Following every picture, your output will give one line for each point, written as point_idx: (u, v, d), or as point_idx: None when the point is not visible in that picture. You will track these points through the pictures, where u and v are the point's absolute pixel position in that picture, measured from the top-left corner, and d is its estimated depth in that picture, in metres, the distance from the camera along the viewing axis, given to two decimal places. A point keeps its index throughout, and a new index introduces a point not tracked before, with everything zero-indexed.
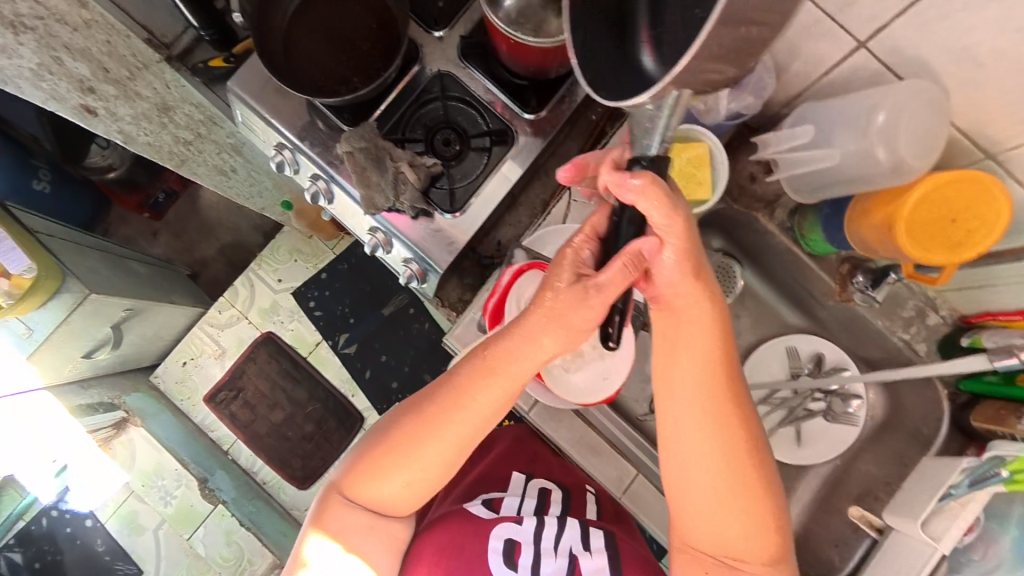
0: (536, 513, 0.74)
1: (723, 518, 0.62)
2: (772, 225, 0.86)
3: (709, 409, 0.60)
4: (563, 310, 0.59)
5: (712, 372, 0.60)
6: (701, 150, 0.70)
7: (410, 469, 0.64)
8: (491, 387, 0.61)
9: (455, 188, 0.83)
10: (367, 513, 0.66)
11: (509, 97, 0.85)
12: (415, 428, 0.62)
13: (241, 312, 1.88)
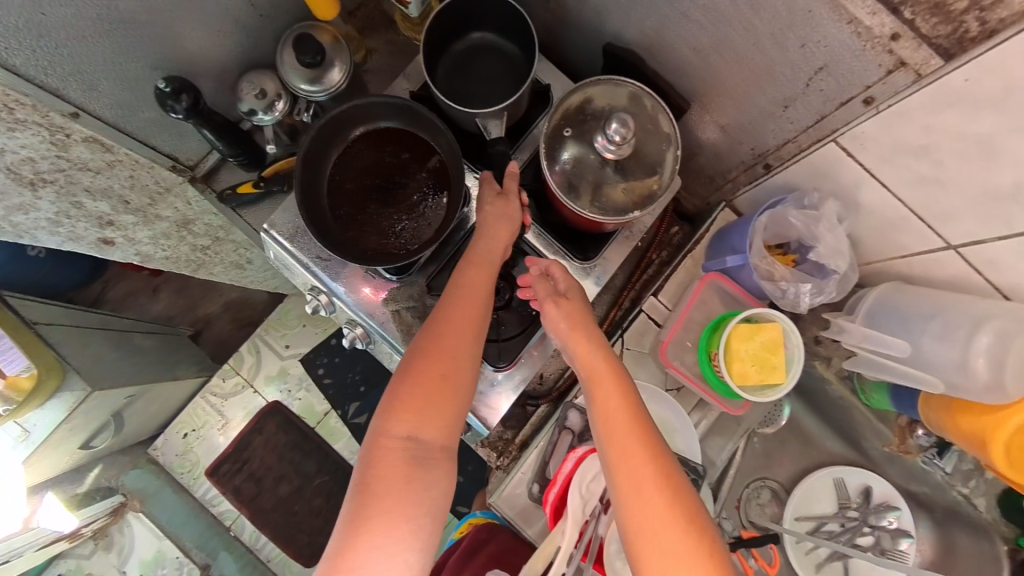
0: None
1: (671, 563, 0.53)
2: (829, 373, 0.84)
3: (620, 449, 0.59)
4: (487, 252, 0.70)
5: (613, 412, 0.61)
6: (774, 333, 0.67)
7: (424, 398, 0.64)
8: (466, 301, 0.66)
9: (503, 341, 0.78)
10: (405, 455, 0.62)
11: (563, 246, 0.80)
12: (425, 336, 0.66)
13: (247, 379, 1.76)
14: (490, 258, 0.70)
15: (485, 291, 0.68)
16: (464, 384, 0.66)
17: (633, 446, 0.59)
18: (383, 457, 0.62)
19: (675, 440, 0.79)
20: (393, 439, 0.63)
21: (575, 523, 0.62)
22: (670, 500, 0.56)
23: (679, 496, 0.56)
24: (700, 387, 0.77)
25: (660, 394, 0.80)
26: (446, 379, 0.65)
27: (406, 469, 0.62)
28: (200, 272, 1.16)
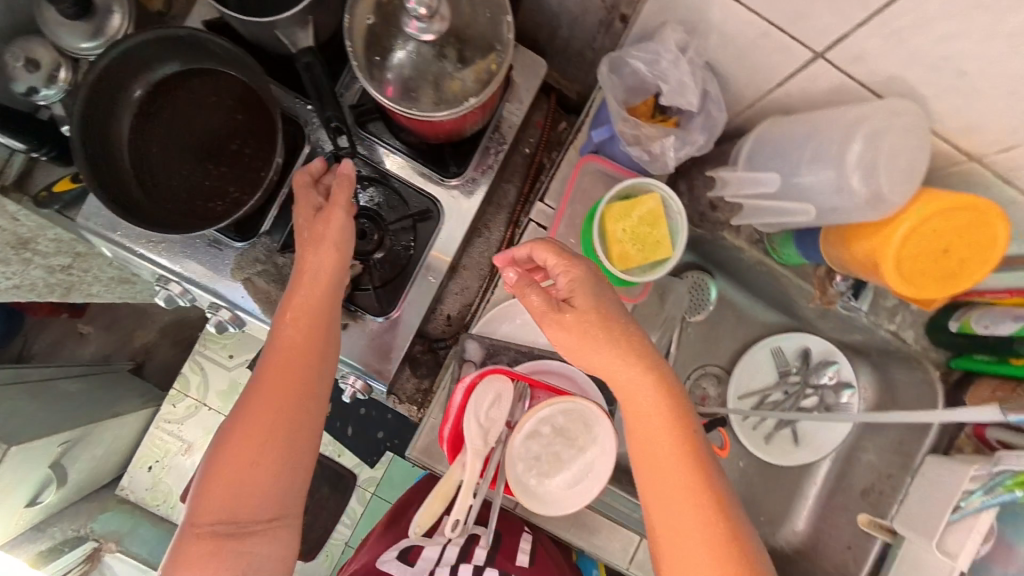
0: (452, 562, 0.66)
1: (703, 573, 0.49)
2: (740, 240, 0.79)
3: (648, 448, 0.51)
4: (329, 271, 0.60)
5: (660, 440, 0.51)
6: (652, 204, 0.60)
7: (250, 458, 0.55)
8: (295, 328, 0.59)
9: (383, 284, 0.71)
10: (224, 518, 0.54)
11: (427, 166, 0.74)
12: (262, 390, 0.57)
13: (198, 400, 1.62)
14: (321, 274, 0.60)
15: (314, 320, 0.59)
16: (304, 444, 0.59)
17: (667, 443, 0.51)
18: (195, 540, 0.54)
19: None
20: (214, 505, 0.54)
21: (475, 453, 0.61)
22: (712, 506, 0.50)
23: (717, 501, 0.50)
24: None
25: None
26: (274, 438, 0.57)
27: (214, 543, 0.53)
28: (75, 296, 1.05)
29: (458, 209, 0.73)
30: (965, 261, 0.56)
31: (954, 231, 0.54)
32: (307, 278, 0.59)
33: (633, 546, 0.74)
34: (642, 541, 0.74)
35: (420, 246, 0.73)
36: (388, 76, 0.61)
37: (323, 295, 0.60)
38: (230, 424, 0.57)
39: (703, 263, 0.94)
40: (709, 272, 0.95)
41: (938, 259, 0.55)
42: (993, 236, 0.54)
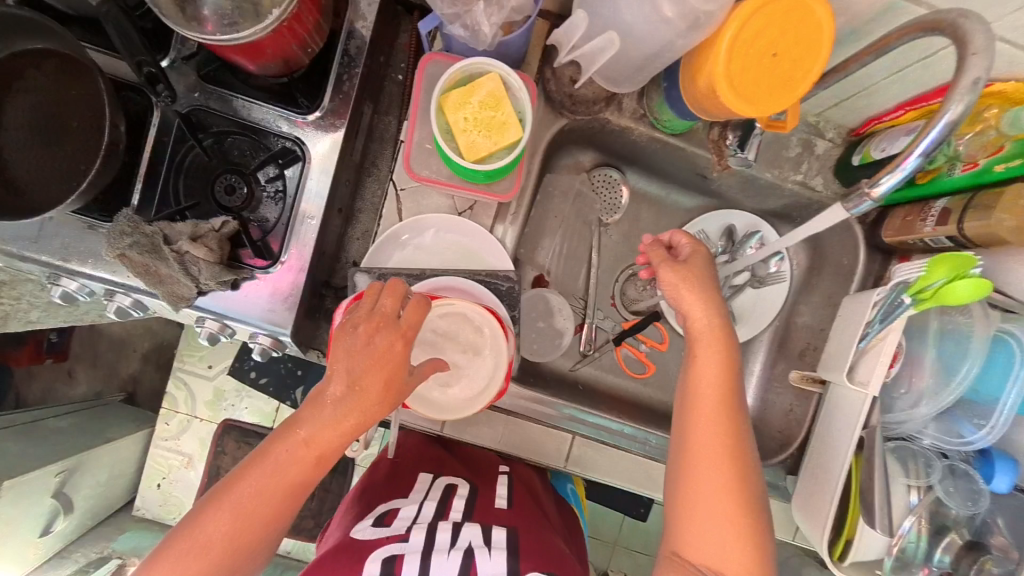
0: (429, 522, 0.67)
1: (711, 488, 0.57)
2: (625, 118, 0.77)
3: (711, 387, 0.61)
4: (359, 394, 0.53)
5: (710, 391, 0.62)
6: (489, 84, 0.58)
7: (275, 494, 0.53)
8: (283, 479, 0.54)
9: (265, 235, 0.71)
10: (230, 534, 0.52)
11: (281, 105, 0.71)
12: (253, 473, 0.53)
13: (189, 413, 1.48)
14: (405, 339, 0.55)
15: (308, 458, 0.54)
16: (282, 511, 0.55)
17: (710, 385, 0.62)
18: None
19: (484, 261, 0.74)
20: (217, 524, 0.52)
21: None
22: (729, 456, 0.59)
23: (736, 454, 0.59)
24: (461, 188, 0.67)
25: (451, 219, 0.72)
26: (258, 508, 0.53)
27: (214, 552, 0.51)
28: (13, 328, 1.04)
29: (325, 144, 0.72)
30: (795, 54, 0.55)
31: (767, 34, 0.54)
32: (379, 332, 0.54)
33: (567, 446, 0.84)
34: (574, 438, 0.84)
35: (293, 190, 0.72)
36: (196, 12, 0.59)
37: (391, 334, 0.54)
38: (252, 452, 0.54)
39: (608, 160, 0.92)
40: (620, 169, 0.92)
41: (768, 68, 0.55)
42: (819, 24, 0.52)
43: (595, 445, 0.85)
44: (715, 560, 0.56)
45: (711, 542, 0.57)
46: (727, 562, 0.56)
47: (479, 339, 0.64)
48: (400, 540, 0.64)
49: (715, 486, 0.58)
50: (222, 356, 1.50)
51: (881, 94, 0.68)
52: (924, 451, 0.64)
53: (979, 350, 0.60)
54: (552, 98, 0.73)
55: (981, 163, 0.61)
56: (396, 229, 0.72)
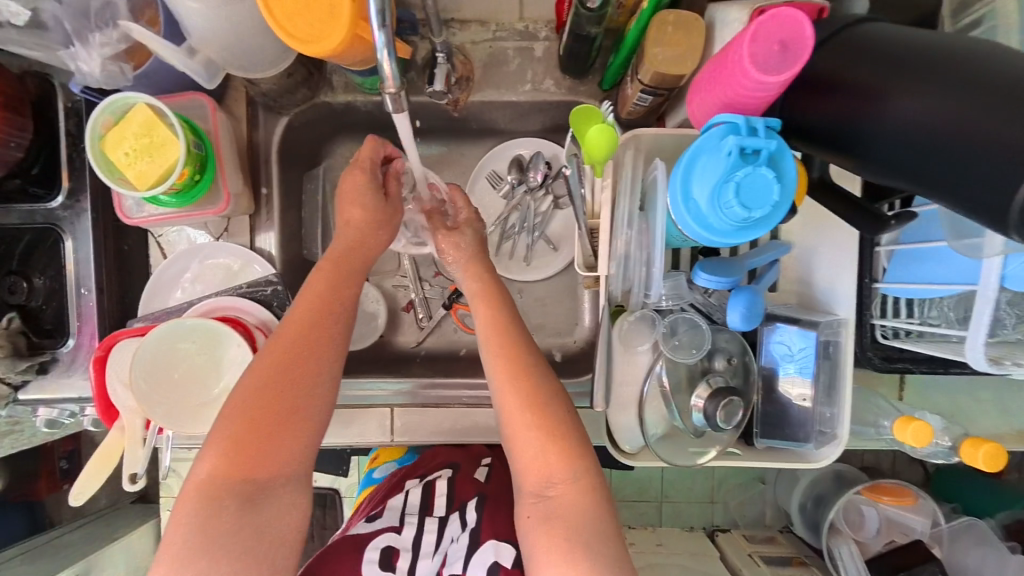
0: (417, 517, 0.70)
1: (513, 414, 0.56)
2: (343, 93, 0.79)
3: (489, 333, 0.61)
4: (306, 329, 0.56)
5: (490, 339, 0.60)
6: (137, 115, 0.61)
7: (302, 349, 0.55)
8: (280, 371, 0.54)
9: (58, 319, 0.78)
10: (267, 399, 0.52)
11: (24, 199, 0.75)
12: (265, 362, 0.54)
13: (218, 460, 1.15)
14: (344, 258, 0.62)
15: (315, 331, 0.56)
16: (299, 412, 0.53)
17: (485, 329, 0.61)
18: (196, 503, 0.49)
19: (252, 271, 0.77)
20: (249, 404, 0.52)
21: (133, 413, 0.65)
22: (516, 374, 0.57)
23: (529, 374, 0.57)
24: (173, 216, 0.69)
25: (207, 244, 0.77)
26: (257, 422, 0.52)
27: (254, 432, 0.51)
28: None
29: (77, 218, 0.76)
30: None
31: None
32: (354, 225, 0.65)
33: (389, 420, 0.82)
34: (391, 410, 0.82)
35: (65, 270, 0.77)
36: None
37: (306, 321, 0.56)
38: (273, 344, 0.55)
39: (381, 136, 0.87)
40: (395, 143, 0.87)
41: (309, 4, 0.49)
42: None
43: (439, 409, 0.83)
44: (542, 476, 0.54)
45: (532, 463, 0.54)
46: (551, 472, 0.53)
47: (221, 344, 0.67)
48: (393, 530, 0.68)
49: (517, 413, 0.55)
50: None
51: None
52: (655, 312, 0.59)
53: (631, 189, 0.54)
54: (261, 102, 0.76)
55: None
56: (162, 268, 0.76)
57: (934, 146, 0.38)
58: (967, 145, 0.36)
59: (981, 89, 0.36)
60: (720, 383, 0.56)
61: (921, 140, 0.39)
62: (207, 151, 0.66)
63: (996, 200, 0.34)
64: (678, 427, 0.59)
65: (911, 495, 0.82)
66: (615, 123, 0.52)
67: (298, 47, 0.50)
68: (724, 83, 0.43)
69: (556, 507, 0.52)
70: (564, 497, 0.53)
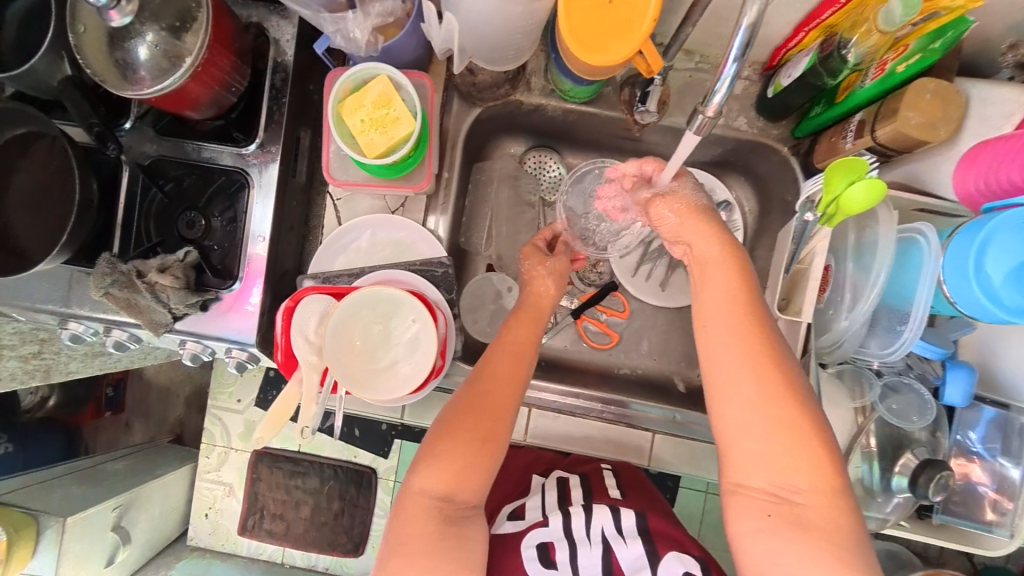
0: (559, 509, 0.65)
1: (762, 415, 0.49)
2: (536, 96, 0.81)
3: (722, 295, 0.53)
4: (514, 363, 0.62)
5: (727, 297, 0.53)
6: (381, 86, 0.63)
7: (509, 388, 0.60)
8: (500, 389, 0.59)
9: (225, 261, 0.80)
10: (483, 419, 0.57)
11: (225, 143, 0.79)
12: (486, 383, 0.59)
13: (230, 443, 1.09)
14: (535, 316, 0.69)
15: (522, 358, 0.63)
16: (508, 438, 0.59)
17: (718, 303, 0.53)
18: (416, 513, 0.53)
19: (418, 251, 0.78)
20: (465, 427, 0.56)
21: (310, 368, 0.66)
22: (769, 368, 0.49)
23: (780, 365, 0.50)
24: (373, 184, 0.71)
25: (385, 217, 0.78)
26: (488, 434, 0.57)
27: (468, 458, 0.55)
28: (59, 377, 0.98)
29: (266, 172, 0.79)
30: None
31: None
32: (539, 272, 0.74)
33: (524, 419, 0.83)
34: (530, 410, 0.83)
35: (242, 215, 0.80)
36: (131, 72, 0.64)
37: (511, 356, 0.63)
38: (488, 364, 0.62)
39: (545, 141, 0.91)
40: (554, 149, 0.92)
41: (607, 15, 0.51)
42: None
43: (552, 415, 0.83)
44: (786, 481, 0.48)
45: (776, 468, 0.49)
46: (800, 481, 0.48)
47: (399, 321, 0.68)
48: (541, 526, 0.62)
49: (766, 413, 0.49)
50: (251, 390, 1.09)
51: (776, 22, 0.69)
52: (867, 371, 0.58)
53: (890, 248, 0.52)
54: (460, 89, 0.78)
55: (885, 66, 0.60)
56: (337, 236, 0.78)
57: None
58: None
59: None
60: (925, 455, 0.56)
61: None
62: (425, 131, 0.68)
63: None
64: (869, 489, 0.57)
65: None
66: (881, 180, 0.51)
67: (585, 56, 0.51)
68: (1021, 163, 0.47)
69: (801, 513, 0.48)
70: (810, 507, 0.48)
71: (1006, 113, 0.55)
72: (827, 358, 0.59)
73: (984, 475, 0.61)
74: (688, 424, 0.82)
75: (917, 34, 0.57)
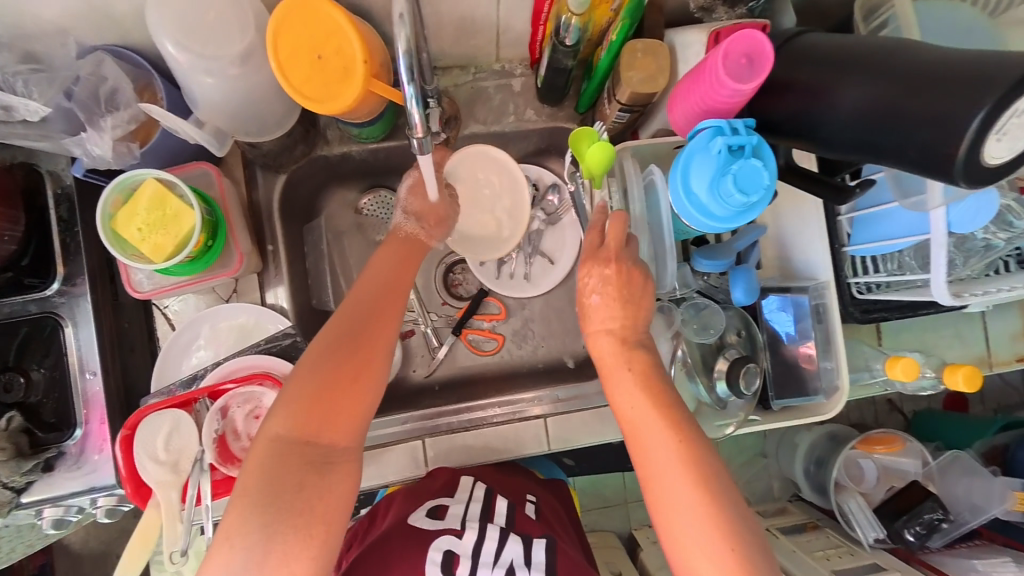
0: (478, 523, 0.67)
1: (698, 533, 0.48)
2: (336, 145, 0.81)
3: (647, 411, 0.52)
4: (347, 374, 0.54)
5: (649, 421, 0.52)
6: (151, 188, 0.61)
7: (358, 377, 0.55)
8: (339, 383, 0.54)
9: (59, 411, 0.75)
10: (312, 430, 0.52)
11: (23, 291, 0.74)
12: (332, 368, 0.54)
13: None
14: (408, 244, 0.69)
15: (376, 346, 0.57)
16: (344, 462, 0.53)
17: (642, 412, 0.52)
18: (234, 535, 0.49)
19: (266, 328, 0.77)
20: (309, 414, 0.52)
21: (166, 487, 0.65)
22: (698, 483, 0.49)
23: (710, 482, 0.49)
24: (187, 282, 0.69)
25: (216, 308, 0.77)
26: (321, 441, 0.52)
27: (298, 467, 0.51)
28: None
29: (77, 307, 0.74)
30: (335, 44, 0.53)
31: (295, 46, 0.52)
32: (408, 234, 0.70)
33: (421, 450, 0.82)
34: (423, 441, 0.82)
35: (64, 358, 0.74)
36: None
37: (362, 358, 0.56)
38: (345, 330, 0.57)
39: (374, 181, 0.89)
40: (389, 187, 0.90)
41: (323, 68, 0.53)
42: (335, 18, 0.52)
43: (449, 435, 0.83)
44: None
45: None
46: None
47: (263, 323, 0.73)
48: (454, 535, 0.65)
49: (700, 526, 0.48)
50: None
51: (516, 23, 0.74)
52: (670, 303, 0.65)
53: (638, 191, 0.60)
54: (258, 163, 0.78)
55: (608, 37, 0.66)
56: (169, 346, 0.75)
57: (892, 119, 0.44)
58: (915, 121, 0.42)
59: (914, 74, 0.43)
60: (735, 355, 0.62)
61: (869, 123, 0.45)
62: (217, 215, 0.67)
63: (938, 160, 0.41)
64: (706, 402, 0.64)
65: (899, 440, 0.89)
66: (610, 140, 0.57)
67: (314, 109, 0.53)
68: (700, 92, 0.51)
69: None
70: None
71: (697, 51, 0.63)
72: None
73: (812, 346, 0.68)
74: (587, 397, 0.85)
75: (624, 4, 0.63)
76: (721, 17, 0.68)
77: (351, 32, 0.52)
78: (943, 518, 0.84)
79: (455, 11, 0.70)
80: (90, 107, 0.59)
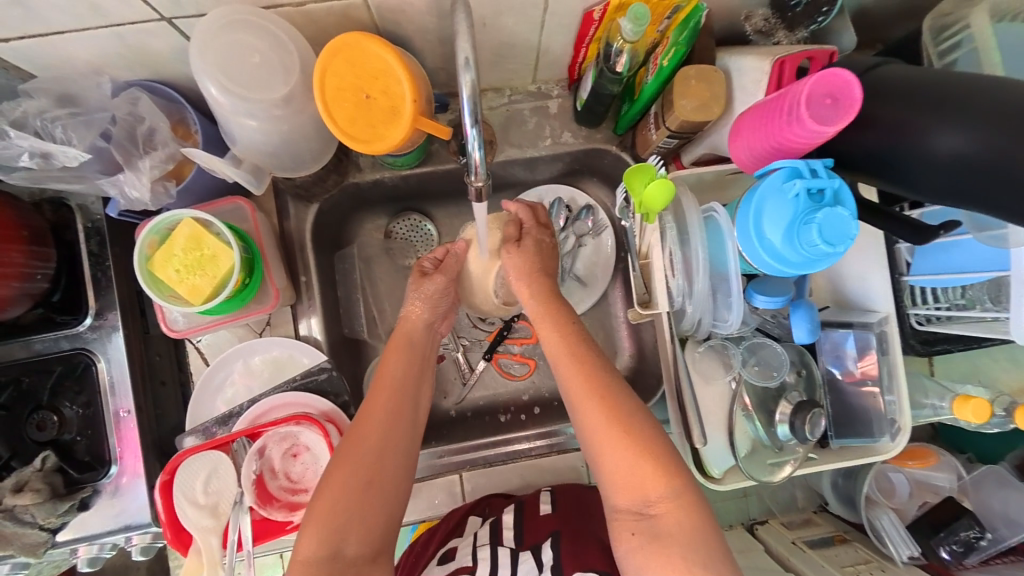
0: (489, 552, 0.65)
1: (605, 440, 0.56)
2: (367, 172, 0.78)
3: (559, 345, 0.63)
4: (362, 485, 0.56)
5: (559, 352, 0.63)
6: (186, 228, 0.59)
7: (373, 488, 0.57)
8: (355, 498, 0.55)
9: (93, 447, 0.73)
10: (333, 547, 0.54)
11: (56, 327, 0.72)
12: (350, 480, 0.56)
13: None
14: (414, 341, 0.69)
15: (390, 454, 0.59)
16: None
17: (557, 349, 0.63)
18: None
19: (299, 363, 0.75)
20: (330, 531, 0.54)
21: (207, 533, 0.63)
22: (599, 396, 0.58)
23: (612, 398, 0.58)
24: (224, 320, 0.67)
25: (250, 342, 0.75)
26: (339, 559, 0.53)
27: None
28: None
29: (109, 343, 0.72)
30: (381, 83, 0.51)
31: (340, 87, 0.50)
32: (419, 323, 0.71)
33: (458, 485, 0.81)
34: (461, 475, 0.81)
35: (98, 395, 0.73)
36: None
37: (376, 469, 0.58)
38: (360, 441, 0.59)
39: (403, 206, 0.87)
40: (423, 212, 0.88)
41: (369, 109, 0.51)
42: (382, 56, 0.50)
43: (484, 468, 0.82)
44: (639, 495, 0.54)
45: (623, 479, 0.55)
46: (647, 492, 0.54)
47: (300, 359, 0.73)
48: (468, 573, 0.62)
49: (604, 432, 0.56)
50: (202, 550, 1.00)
51: (556, 45, 0.71)
52: (727, 342, 0.63)
53: (697, 225, 0.56)
54: (290, 192, 0.76)
55: (656, 62, 0.63)
56: (203, 382, 0.73)
57: (995, 173, 0.42)
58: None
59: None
60: (797, 398, 0.61)
61: (970, 170, 0.43)
62: (253, 252, 0.65)
63: None
64: (764, 443, 0.62)
65: (933, 453, 0.79)
66: (669, 176, 0.55)
67: (361, 151, 0.51)
68: (772, 131, 0.48)
69: (658, 526, 0.53)
70: (664, 515, 0.53)
71: (756, 79, 0.60)
72: (694, 336, 0.63)
73: (874, 368, 0.65)
74: None
75: (673, 26, 0.61)
76: (781, 41, 0.65)
77: (398, 69, 0.50)
78: (980, 536, 0.72)
79: (496, 36, 0.67)
80: (127, 148, 0.57)
